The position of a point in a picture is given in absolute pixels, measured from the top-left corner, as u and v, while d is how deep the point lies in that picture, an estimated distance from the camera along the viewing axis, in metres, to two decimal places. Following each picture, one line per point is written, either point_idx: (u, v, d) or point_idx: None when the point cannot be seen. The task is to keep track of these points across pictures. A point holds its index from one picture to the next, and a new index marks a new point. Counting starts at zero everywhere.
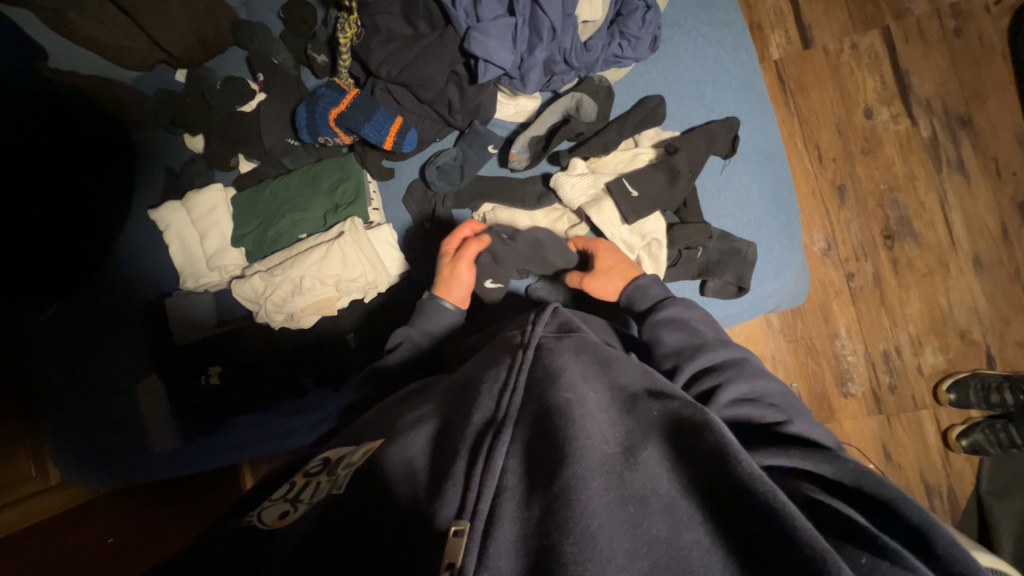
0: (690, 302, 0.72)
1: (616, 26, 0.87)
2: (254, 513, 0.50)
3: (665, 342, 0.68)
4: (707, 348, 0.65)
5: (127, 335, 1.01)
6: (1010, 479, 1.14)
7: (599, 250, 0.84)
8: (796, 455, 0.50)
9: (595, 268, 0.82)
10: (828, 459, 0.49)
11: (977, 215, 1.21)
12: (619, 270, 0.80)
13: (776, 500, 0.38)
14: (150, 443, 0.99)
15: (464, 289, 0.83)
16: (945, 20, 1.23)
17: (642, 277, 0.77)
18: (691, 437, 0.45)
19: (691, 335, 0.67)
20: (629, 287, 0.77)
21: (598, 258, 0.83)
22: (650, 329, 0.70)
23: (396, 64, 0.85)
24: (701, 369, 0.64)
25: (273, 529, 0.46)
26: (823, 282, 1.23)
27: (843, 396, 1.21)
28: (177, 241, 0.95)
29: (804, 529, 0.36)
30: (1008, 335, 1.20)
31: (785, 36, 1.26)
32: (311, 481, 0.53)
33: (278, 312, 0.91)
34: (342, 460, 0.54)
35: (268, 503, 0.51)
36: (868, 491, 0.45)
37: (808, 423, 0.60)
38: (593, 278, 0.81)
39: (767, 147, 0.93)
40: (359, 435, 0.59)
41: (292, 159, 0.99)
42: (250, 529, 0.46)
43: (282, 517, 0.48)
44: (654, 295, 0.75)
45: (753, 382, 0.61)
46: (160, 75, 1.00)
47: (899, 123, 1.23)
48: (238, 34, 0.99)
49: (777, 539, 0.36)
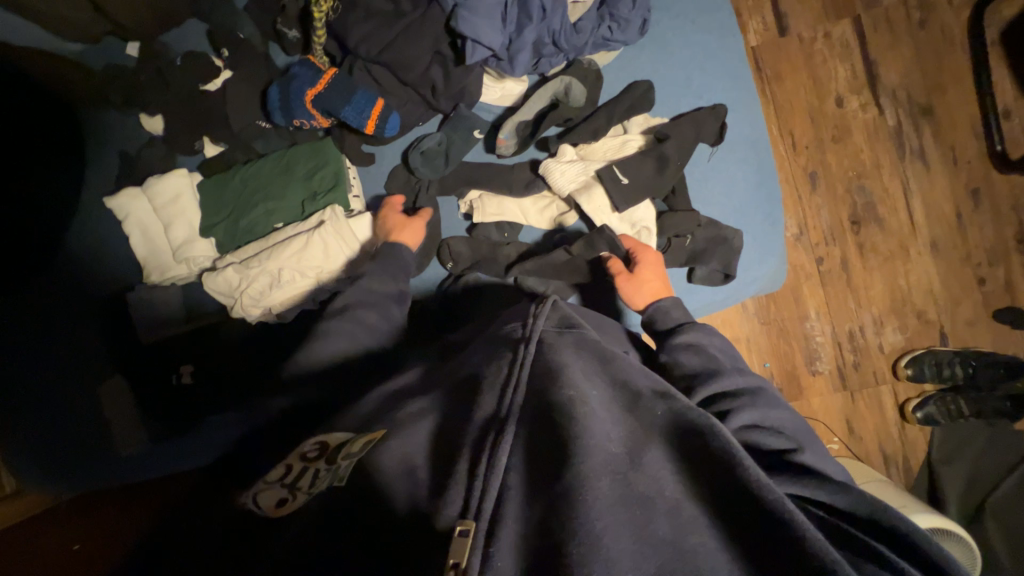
0: (709, 328, 0.72)
1: (606, 7, 0.85)
2: (252, 496, 0.56)
3: (683, 364, 0.67)
4: (723, 373, 0.65)
5: (86, 333, 0.94)
6: (955, 446, 1.24)
7: (646, 257, 0.82)
8: (811, 485, 0.51)
9: (633, 272, 0.81)
10: (843, 491, 0.50)
11: (934, 200, 1.28)
12: (655, 287, 0.79)
13: (786, 510, 0.40)
14: (118, 448, 0.93)
15: (417, 231, 0.86)
16: (911, 11, 1.27)
17: (665, 299, 0.77)
18: (696, 443, 0.46)
19: (709, 360, 0.68)
20: (654, 305, 0.77)
21: (640, 267, 0.81)
22: (669, 351, 0.70)
23: (377, 43, 0.81)
24: (715, 392, 0.64)
25: (270, 516, 0.52)
26: (796, 267, 1.28)
27: (811, 374, 1.28)
28: (138, 231, 0.89)
29: (815, 539, 0.38)
30: (959, 315, 1.28)
31: (762, 22, 1.27)
32: (308, 466, 0.55)
33: (255, 306, 0.87)
34: (343, 448, 0.55)
35: (265, 486, 0.57)
36: (886, 524, 0.47)
37: (816, 455, 0.61)
38: (627, 280, 0.80)
39: (752, 134, 0.93)
40: (360, 423, 0.59)
41: (263, 142, 0.92)
42: (252, 514, 0.53)
43: (280, 506, 0.52)
44: (676, 318, 0.75)
45: (766, 411, 0.63)
46: (110, 48, 0.94)
47: (868, 111, 1.27)
48: (197, 4, 0.91)
49: (788, 546, 0.38)
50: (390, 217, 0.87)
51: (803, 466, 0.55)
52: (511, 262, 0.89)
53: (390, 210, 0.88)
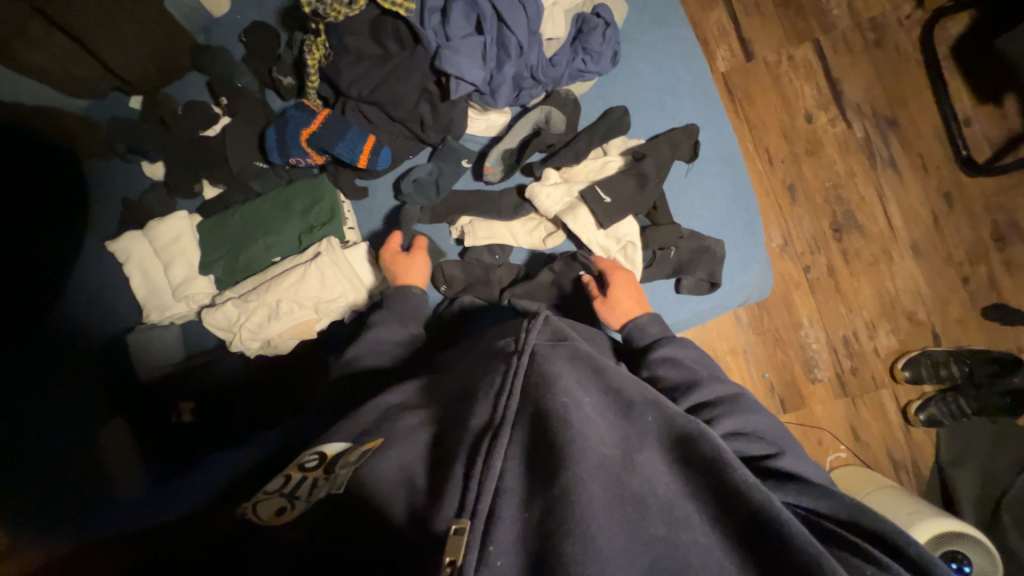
0: (686, 340, 0.74)
1: (578, 42, 0.92)
2: (250, 506, 0.54)
3: (663, 378, 0.70)
4: (701, 384, 0.67)
5: (83, 377, 0.94)
6: (964, 448, 1.22)
7: (618, 278, 0.84)
8: (791, 491, 0.53)
9: (607, 295, 0.83)
10: (822, 494, 0.52)
11: (910, 205, 1.33)
12: (628, 307, 0.81)
13: (772, 507, 0.41)
14: (114, 492, 0.89)
15: (424, 259, 0.89)
16: (866, 33, 1.36)
17: (642, 315, 0.78)
18: (687, 446, 0.48)
19: (688, 372, 0.69)
20: (629, 324, 0.78)
21: (612, 290, 0.83)
22: (649, 367, 0.71)
23: (367, 83, 0.87)
24: (696, 403, 0.67)
25: (269, 526, 0.50)
26: (784, 276, 1.31)
27: (811, 382, 1.28)
28: (139, 272, 0.92)
29: (799, 532, 0.40)
30: (949, 314, 1.30)
31: (729, 50, 1.36)
32: (307, 477, 0.55)
33: (254, 339, 0.88)
34: (339, 458, 0.55)
35: (263, 497, 0.55)
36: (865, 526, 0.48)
37: (800, 460, 0.62)
38: (602, 304, 0.83)
39: (726, 150, 0.98)
40: (357, 429, 0.59)
41: (260, 183, 0.96)
42: (248, 525, 0.51)
43: (279, 514, 0.51)
44: (652, 333, 0.77)
45: (745, 417, 0.65)
46: (114, 102, 1.00)
47: (836, 125, 1.34)
48: (198, 58, 0.97)
49: (776, 541, 0.40)
50: (394, 258, 0.89)
51: (784, 473, 0.57)
52: (504, 286, 0.93)
53: (390, 249, 0.90)
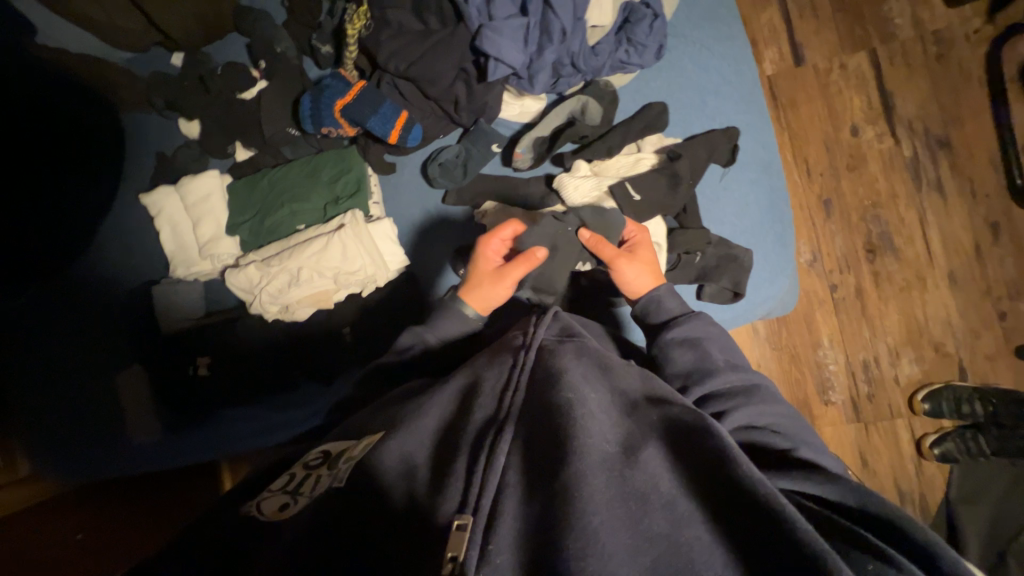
0: (708, 318, 0.72)
1: (624, 32, 0.89)
2: (253, 503, 0.54)
3: (676, 361, 0.69)
4: (716, 372, 0.66)
5: (107, 323, 0.98)
6: (977, 487, 1.19)
7: (642, 241, 0.81)
8: (801, 479, 0.53)
9: (632, 254, 0.78)
10: (832, 483, 0.52)
11: (952, 232, 1.27)
12: (651, 271, 0.78)
13: (773, 501, 0.41)
14: (133, 434, 0.95)
15: (499, 291, 0.78)
16: (928, 46, 1.29)
17: (659, 287, 0.75)
18: (691, 441, 0.48)
19: (705, 358, 0.68)
20: (653, 292, 0.75)
21: (638, 249, 0.79)
22: (662, 347, 0.70)
23: (404, 58, 0.86)
24: (710, 392, 0.66)
25: (274, 521, 0.50)
26: (808, 293, 1.27)
27: (823, 404, 1.25)
28: (168, 226, 0.94)
29: (804, 530, 0.39)
30: (980, 349, 1.25)
31: (779, 53, 1.30)
32: (312, 474, 0.55)
33: (273, 303, 0.89)
34: (342, 454, 0.56)
35: (267, 494, 0.55)
36: (874, 512, 0.48)
37: (814, 447, 0.63)
38: (627, 261, 0.77)
39: (764, 157, 0.95)
40: (358, 429, 0.61)
41: (291, 149, 0.97)
42: (251, 522, 0.51)
43: (283, 510, 0.51)
44: (671, 308, 0.74)
45: (761, 409, 0.65)
46: (156, 57, 1.01)
47: (883, 141, 1.28)
48: (240, 20, 0.98)
49: (782, 545, 0.39)
50: (484, 263, 0.79)
51: (795, 461, 0.57)
52: None
53: (489, 250, 0.80)
